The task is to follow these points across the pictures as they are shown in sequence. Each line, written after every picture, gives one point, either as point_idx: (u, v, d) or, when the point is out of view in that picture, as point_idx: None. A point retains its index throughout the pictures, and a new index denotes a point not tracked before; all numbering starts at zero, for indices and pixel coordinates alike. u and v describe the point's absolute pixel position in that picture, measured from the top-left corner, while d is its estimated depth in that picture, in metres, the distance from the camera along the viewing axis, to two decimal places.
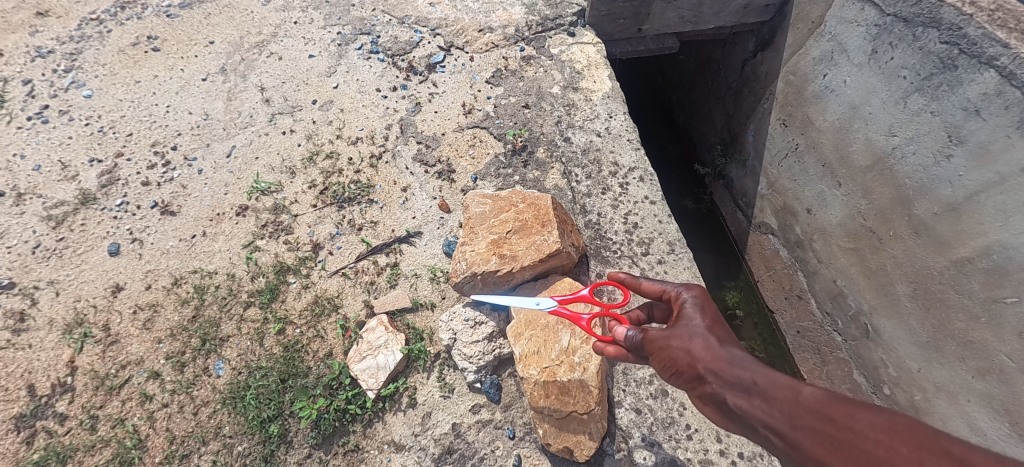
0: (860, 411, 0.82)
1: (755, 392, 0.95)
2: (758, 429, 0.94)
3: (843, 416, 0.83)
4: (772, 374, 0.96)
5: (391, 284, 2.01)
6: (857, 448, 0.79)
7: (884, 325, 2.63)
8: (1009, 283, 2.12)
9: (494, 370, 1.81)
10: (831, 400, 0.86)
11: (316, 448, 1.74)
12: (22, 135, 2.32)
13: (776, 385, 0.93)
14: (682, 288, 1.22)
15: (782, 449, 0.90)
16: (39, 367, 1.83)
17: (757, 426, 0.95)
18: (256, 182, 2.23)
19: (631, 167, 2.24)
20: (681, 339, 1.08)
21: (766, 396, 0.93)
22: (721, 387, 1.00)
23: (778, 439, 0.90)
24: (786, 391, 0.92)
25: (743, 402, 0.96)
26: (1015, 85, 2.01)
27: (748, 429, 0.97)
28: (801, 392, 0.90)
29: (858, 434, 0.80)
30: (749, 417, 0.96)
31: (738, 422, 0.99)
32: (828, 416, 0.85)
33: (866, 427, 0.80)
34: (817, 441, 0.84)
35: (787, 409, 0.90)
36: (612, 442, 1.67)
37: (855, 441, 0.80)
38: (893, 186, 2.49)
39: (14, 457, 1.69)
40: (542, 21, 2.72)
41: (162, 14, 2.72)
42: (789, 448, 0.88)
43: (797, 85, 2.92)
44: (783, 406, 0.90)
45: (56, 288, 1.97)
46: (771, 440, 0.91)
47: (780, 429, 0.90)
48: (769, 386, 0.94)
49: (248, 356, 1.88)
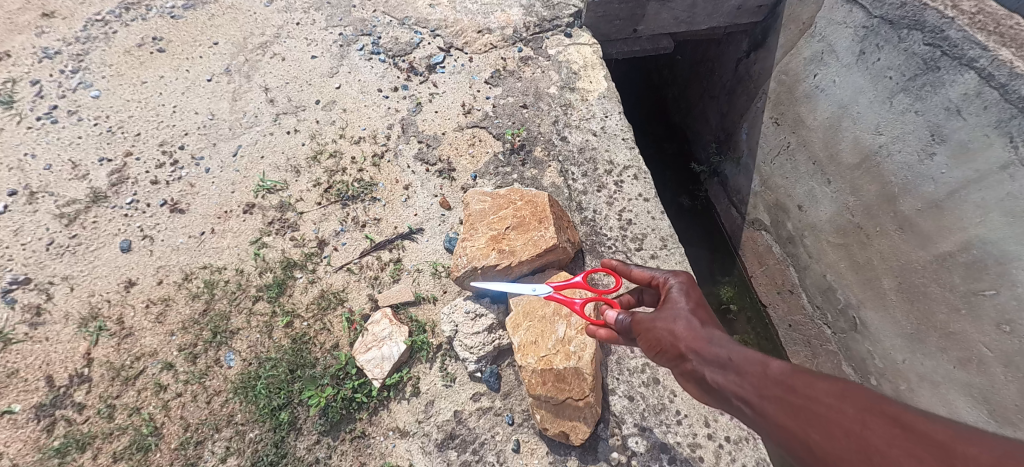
0: (818, 380, 0.90)
1: (729, 367, 1.02)
2: (730, 400, 1.01)
3: (804, 385, 0.91)
4: (744, 351, 1.03)
5: (393, 279, 2.08)
6: (814, 412, 0.87)
7: (871, 318, 2.72)
8: (988, 276, 2.20)
9: (494, 360, 1.89)
10: (794, 371, 0.94)
11: (324, 435, 1.82)
12: (32, 135, 2.38)
13: (748, 361, 1.00)
14: (669, 275, 1.30)
15: (750, 418, 0.97)
16: (56, 359, 1.90)
17: (729, 398, 1.02)
18: (262, 181, 2.30)
19: (626, 165, 2.32)
20: (666, 321, 1.16)
21: (738, 370, 1.01)
22: (700, 363, 1.07)
23: (746, 407, 0.97)
24: (756, 365, 0.99)
25: (718, 376, 1.03)
26: (993, 86, 2.09)
27: (722, 402, 1.04)
28: (769, 366, 0.97)
29: (815, 400, 0.88)
30: (722, 390, 1.03)
31: (713, 396, 1.06)
32: (791, 386, 0.92)
33: (822, 394, 0.89)
34: (779, 408, 0.91)
35: (755, 381, 0.97)
36: (605, 427, 1.76)
37: (811, 406, 0.88)
38: (879, 183, 2.57)
39: (35, 445, 1.77)
40: (540, 22, 2.79)
41: (166, 15, 2.79)
42: (755, 416, 0.95)
43: (788, 85, 2.99)
44: (752, 378, 0.97)
45: (70, 283, 2.05)
46: (740, 409, 0.98)
47: (749, 399, 0.97)
48: (743, 362, 1.01)
49: (257, 347, 1.96)
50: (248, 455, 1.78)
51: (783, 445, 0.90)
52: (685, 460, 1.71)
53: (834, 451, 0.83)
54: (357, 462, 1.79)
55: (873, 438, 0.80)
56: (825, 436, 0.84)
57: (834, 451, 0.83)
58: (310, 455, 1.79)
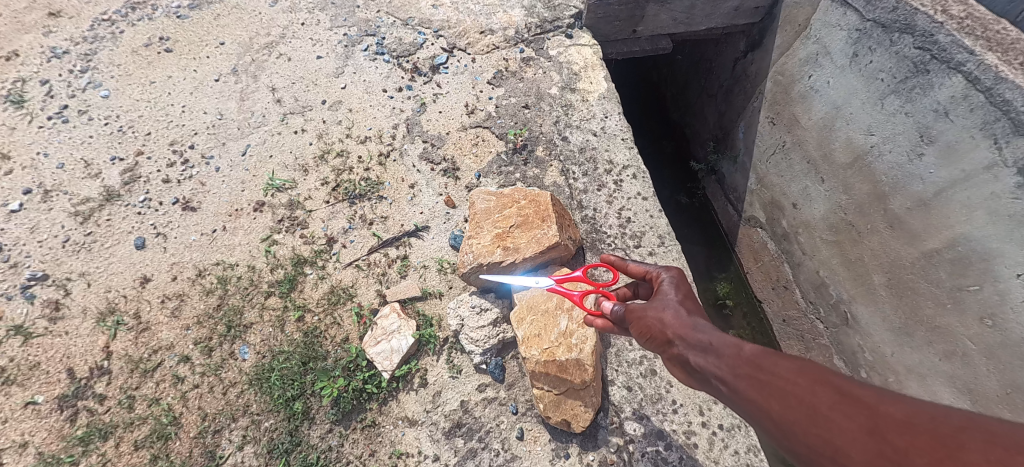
0: (782, 359, 0.97)
1: (708, 350, 1.09)
2: (710, 381, 1.08)
3: (767, 362, 0.98)
4: (722, 335, 1.10)
5: (401, 275, 2.16)
6: (775, 386, 0.94)
7: (862, 312, 2.80)
8: (973, 272, 2.28)
9: (499, 352, 1.97)
10: (762, 351, 1.00)
11: (336, 424, 1.90)
12: (44, 134, 2.44)
13: (725, 343, 1.07)
14: (662, 269, 1.39)
15: (726, 395, 1.03)
16: (76, 353, 1.97)
17: (709, 379, 1.08)
18: (271, 180, 2.37)
19: (625, 164, 2.39)
20: (656, 310, 1.24)
21: (717, 352, 1.07)
22: (684, 348, 1.14)
23: (722, 385, 1.04)
24: (731, 348, 1.05)
25: (700, 359, 1.10)
26: (979, 89, 2.16)
27: (703, 383, 1.10)
28: (742, 348, 1.04)
29: (776, 375, 0.95)
30: (703, 371, 1.09)
31: (698, 378, 1.12)
32: (759, 364, 0.99)
33: (781, 369, 0.95)
34: (747, 383, 0.98)
35: (729, 361, 1.04)
36: (605, 415, 1.85)
37: (772, 380, 0.95)
38: (871, 182, 2.65)
39: (59, 434, 1.85)
40: (541, 23, 2.86)
41: (172, 15, 2.84)
42: (730, 392, 1.02)
43: (784, 85, 3.06)
44: (728, 359, 1.04)
45: (87, 279, 2.11)
46: (718, 388, 1.05)
47: (724, 377, 1.03)
48: (720, 344, 1.08)
49: (271, 341, 2.04)
50: (265, 443, 1.86)
51: (752, 417, 0.96)
52: (682, 447, 1.80)
53: (789, 419, 0.90)
54: (368, 450, 1.87)
55: (819, 404, 0.87)
56: (782, 405, 0.91)
57: (789, 418, 0.90)
58: (323, 443, 1.88)
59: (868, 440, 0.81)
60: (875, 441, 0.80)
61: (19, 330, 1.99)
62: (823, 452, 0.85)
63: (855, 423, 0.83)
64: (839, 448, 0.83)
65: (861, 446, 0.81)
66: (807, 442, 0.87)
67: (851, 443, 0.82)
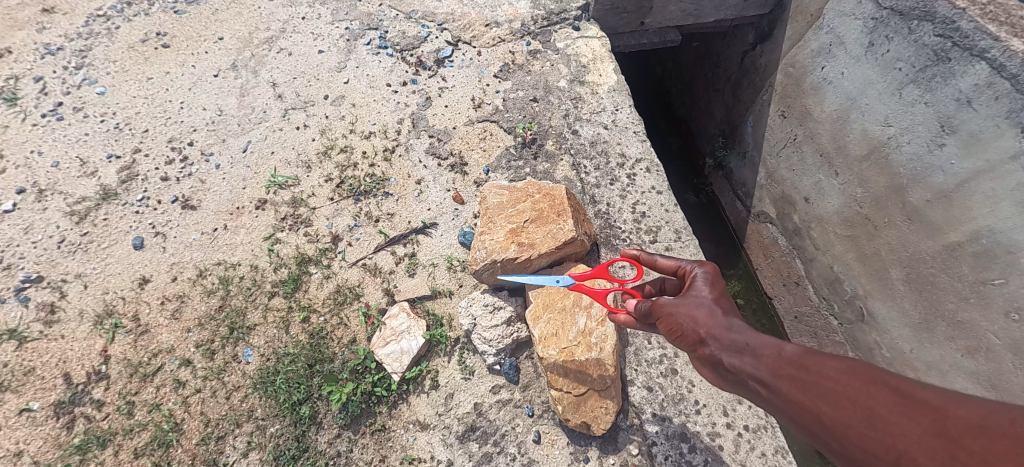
0: (828, 358, 0.94)
1: (745, 350, 1.06)
2: (746, 383, 1.04)
3: (813, 363, 0.95)
4: (759, 336, 1.07)
5: (409, 274, 2.09)
6: (825, 387, 0.91)
7: (879, 308, 2.75)
8: (998, 265, 2.22)
9: (512, 353, 1.91)
10: (805, 352, 0.98)
11: (345, 428, 1.84)
12: (38, 133, 2.35)
13: (763, 344, 1.04)
14: (695, 265, 1.33)
15: (765, 396, 1.00)
16: (72, 357, 1.90)
17: (745, 381, 1.05)
18: (274, 177, 2.29)
19: (638, 158, 2.32)
20: (687, 307, 1.20)
21: (754, 353, 1.04)
22: (717, 348, 1.11)
23: (761, 387, 1.01)
24: (771, 348, 1.02)
25: (736, 360, 1.07)
26: (1004, 76, 2.10)
27: (738, 385, 1.07)
28: (782, 348, 1.01)
29: (824, 376, 0.92)
30: (738, 372, 1.06)
31: (731, 381, 1.09)
32: (803, 365, 0.96)
33: (829, 369, 0.93)
34: (790, 384, 0.95)
35: (768, 362, 1.01)
36: (625, 417, 1.79)
37: (820, 380, 0.92)
38: (888, 175, 2.59)
39: (55, 442, 1.78)
40: (547, 15, 2.77)
41: (168, 10, 2.75)
42: (770, 394, 0.99)
43: (796, 77, 3.00)
44: (767, 360, 1.01)
45: (84, 281, 2.04)
46: (756, 390, 1.02)
47: (764, 378, 1.00)
48: (759, 345, 1.05)
49: (275, 342, 1.97)
50: (270, 449, 1.79)
51: (794, 420, 0.94)
52: (706, 449, 1.73)
53: (841, 422, 0.87)
54: (379, 455, 1.81)
55: (877, 407, 0.84)
56: (834, 408, 0.88)
57: (841, 421, 0.87)
58: (331, 449, 1.81)
59: (936, 444, 0.78)
60: (945, 444, 0.77)
61: (14, 335, 1.91)
62: (883, 457, 0.82)
63: (919, 426, 0.80)
64: (902, 453, 0.80)
65: (929, 450, 0.78)
66: (862, 446, 0.84)
67: (917, 447, 0.79)
